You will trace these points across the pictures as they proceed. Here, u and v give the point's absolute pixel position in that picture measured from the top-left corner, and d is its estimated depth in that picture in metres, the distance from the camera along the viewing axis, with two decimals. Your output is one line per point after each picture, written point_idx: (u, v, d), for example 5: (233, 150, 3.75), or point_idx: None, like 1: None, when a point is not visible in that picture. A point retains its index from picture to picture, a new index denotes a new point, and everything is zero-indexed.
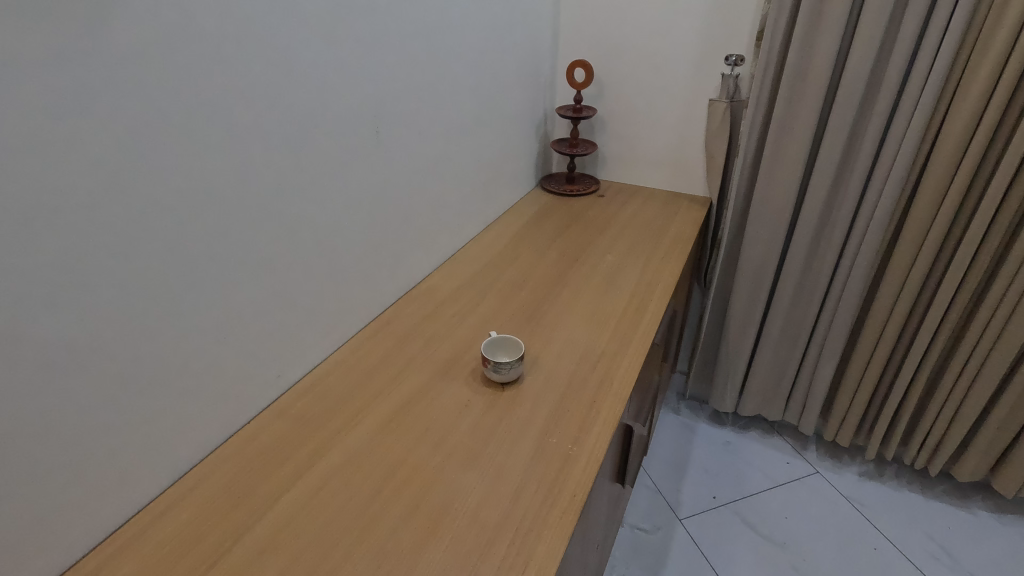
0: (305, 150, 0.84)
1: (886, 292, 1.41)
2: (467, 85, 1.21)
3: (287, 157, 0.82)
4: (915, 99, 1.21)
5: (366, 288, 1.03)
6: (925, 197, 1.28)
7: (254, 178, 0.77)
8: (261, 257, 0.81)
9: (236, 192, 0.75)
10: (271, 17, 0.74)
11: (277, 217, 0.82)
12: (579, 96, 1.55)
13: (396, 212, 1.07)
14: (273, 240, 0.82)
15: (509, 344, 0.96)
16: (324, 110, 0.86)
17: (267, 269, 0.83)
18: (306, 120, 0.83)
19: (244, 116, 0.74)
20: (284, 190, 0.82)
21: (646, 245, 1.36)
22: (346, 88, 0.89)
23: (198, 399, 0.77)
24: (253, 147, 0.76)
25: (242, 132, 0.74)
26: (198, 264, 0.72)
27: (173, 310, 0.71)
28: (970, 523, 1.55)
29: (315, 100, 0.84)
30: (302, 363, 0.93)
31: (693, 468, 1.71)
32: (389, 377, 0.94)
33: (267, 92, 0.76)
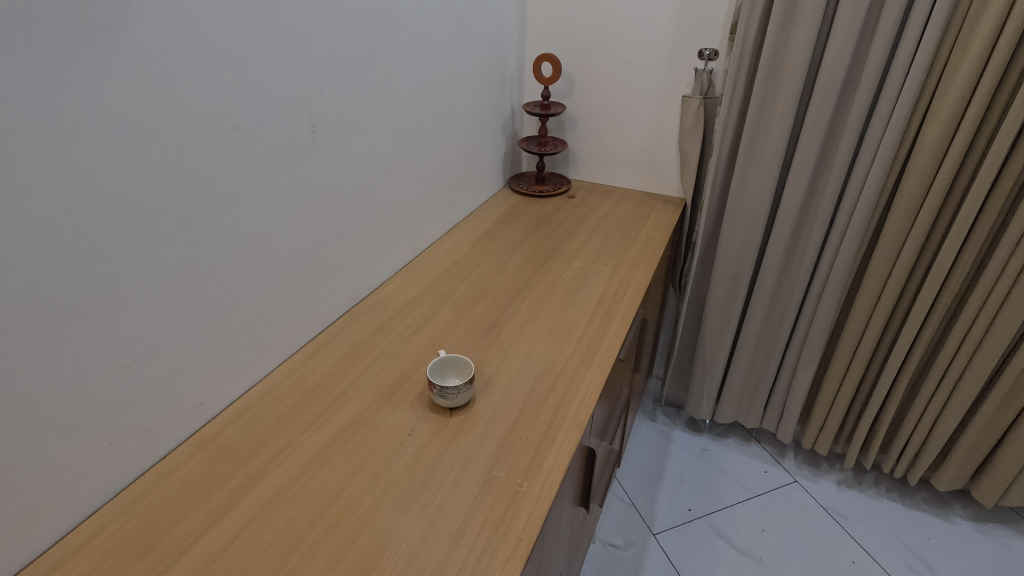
0: (228, 155, 0.76)
1: (866, 295, 1.35)
2: (422, 81, 1.12)
3: (206, 159, 0.73)
4: (895, 95, 1.14)
5: (307, 302, 0.95)
6: (906, 196, 1.22)
7: (165, 184, 0.68)
8: (179, 276, 0.73)
9: (144, 205, 0.67)
10: (182, 8, 0.65)
11: (196, 231, 0.73)
12: (547, 92, 1.48)
13: (341, 220, 0.98)
14: (191, 253, 0.73)
15: (458, 366, 0.88)
16: (250, 111, 0.77)
17: (187, 289, 0.74)
18: (228, 121, 0.74)
19: (150, 116, 0.65)
20: (204, 197, 0.73)
21: (616, 250, 1.29)
22: (275, 83, 0.80)
23: (104, 437, 0.68)
24: (162, 151, 0.67)
25: (146, 131, 0.65)
26: (97, 288, 0.64)
27: (66, 340, 0.62)
28: (950, 533, 1.51)
29: (239, 100, 0.75)
30: (232, 387, 0.84)
31: (669, 477, 1.65)
32: (328, 401, 0.86)
33: (177, 92, 0.67)
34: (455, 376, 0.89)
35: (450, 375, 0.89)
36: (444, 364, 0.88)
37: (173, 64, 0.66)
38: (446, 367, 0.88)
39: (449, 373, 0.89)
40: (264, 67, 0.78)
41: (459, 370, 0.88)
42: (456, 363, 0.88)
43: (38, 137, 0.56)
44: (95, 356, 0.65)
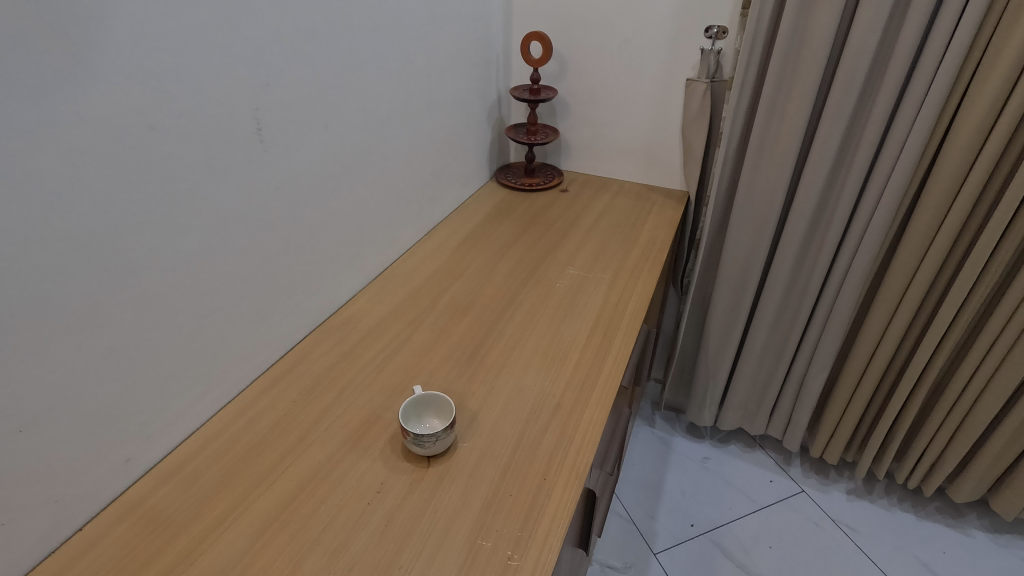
0: (148, 162, 0.62)
1: (886, 299, 1.24)
2: (393, 65, 0.98)
3: (113, 168, 0.58)
4: (928, 79, 1.01)
5: (260, 327, 0.82)
6: (936, 193, 1.10)
7: (55, 200, 0.54)
8: (89, 313, 0.59)
9: (32, 232, 0.53)
10: None
11: (107, 257, 0.60)
12: (536, 75, 1.33)
13: (300, 230, 0.85)
14: (101, 284, 0.60)
15: (438, 407, 0.76)
16: (174, 107, 0.63)
17: (100, 329, 0.60)
18: (142, 119, 0.60)
19: (29, 117, 0.51)
20: (113, 213, 0.59)
21: (614, 253, 1.16)
22: (205, 69, 0.65)
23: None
24: (50, 161, 0.53)
25: (24, 136, 0.51)
26: None
27: None
28: (966, 546, 1.43)
29: (157, 93, 0.61)
30: (168, 435, 0.72)
31: (669, 490, 1.56)
32: (284, 448, 0.73)
33: (65, 85, 0.53)
34: (435, 420, 0.77)
35: (429, 418, 0.77)
36: (422, 405, 0.76)
37: (52, 47, 0.52)
38: (425, 408, 0.77)
39: (428, 416, 0.77)
40: (188, 50, 0.63)
41: (441, 412, 0.76)
42: (436, 403, 0.76)
43: None
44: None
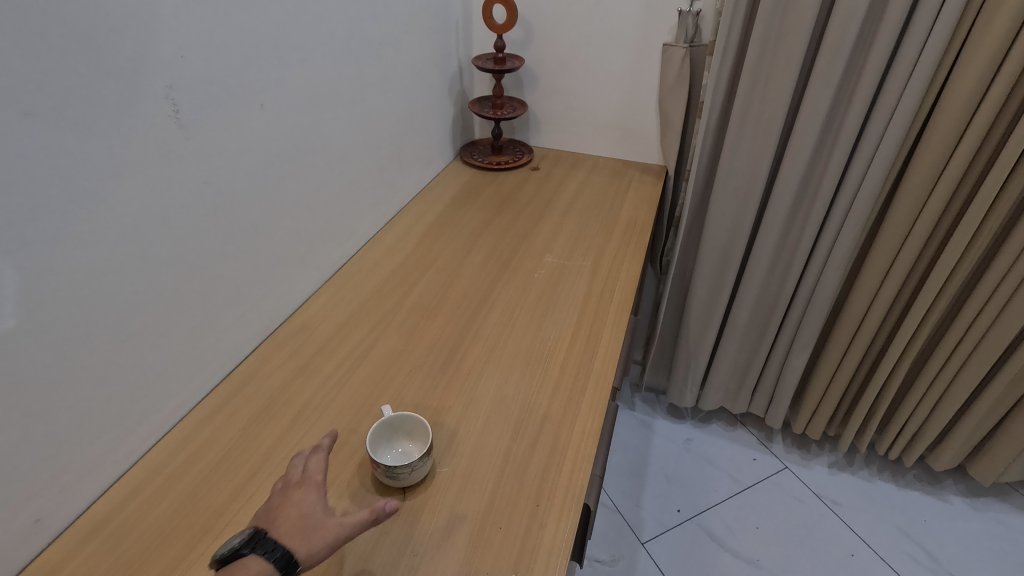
0: (31, 161, 0.49)
1: (871, 274, 1.20)
2: (338, 32, 0.85)
3: None
4: (923, 39, 0.94)
5: (199, 345, 0.70)
6: (925, 162, 1.04)
7: None
8: None
9: None
10: None
11: None
12: (501, 43, 1.21)
13: (239, 229, 0.73)
14: None
15: (412, 432, 0.68)
16: (61, 89, 0.50)
17: None
18: (15, 104, 0.47)
19: None
20: None
21: (594, 237, 1.08)
22: (87, 34, 0.52)
23: None
24: None
25: None
26: None
27: None
28: (945, 512, 1.44)
29: (33, 72, 0.48)
30: (91, 483, 0.61)
31: (653, 475, 1.51)
32: (230, 494, 0.64)
33: None
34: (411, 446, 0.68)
35: (405, 443, 0.68)
36: (393, 428, 0.68)
37: None
38: (398, 432, 0.68)
39: (401, 440, 0.68)
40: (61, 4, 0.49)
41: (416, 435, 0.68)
42: (408, 424, 0.68)
43: None
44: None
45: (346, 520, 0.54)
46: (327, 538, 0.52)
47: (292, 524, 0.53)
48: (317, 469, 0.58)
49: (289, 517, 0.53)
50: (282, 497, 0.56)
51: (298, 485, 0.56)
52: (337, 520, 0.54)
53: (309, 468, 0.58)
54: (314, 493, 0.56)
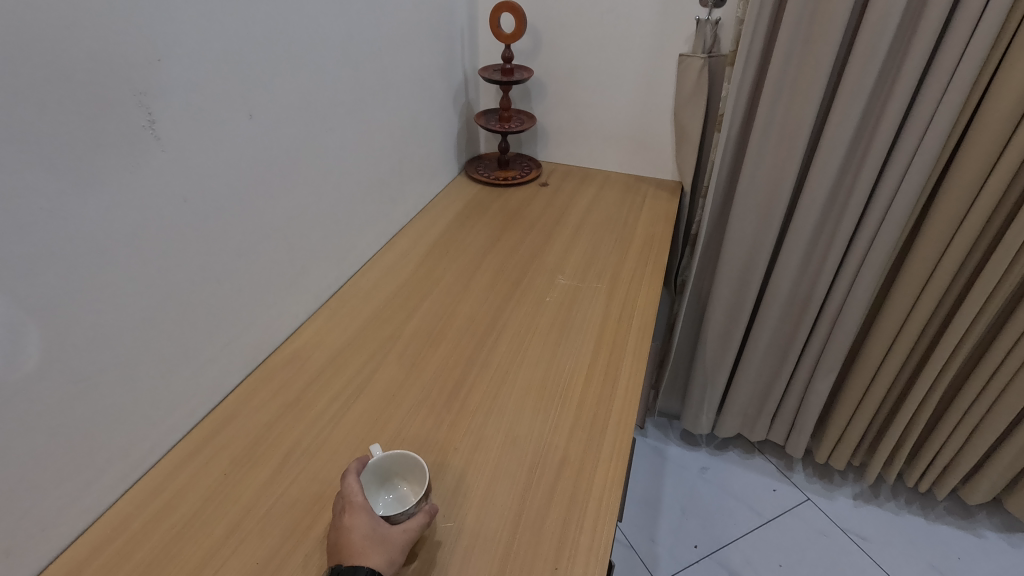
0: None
1: (903, 295, 1.13)
2: (335, 36, 0.79)
3: None
4: (962, 47, 0.88)
5: (177, 380, 0.64)
6: (963, 177, 0.98)
7: None
8: None
9: None
10: None
11: None
12: (509, 53, 1.15)
13: (224, 249, 0.66)
14: None
15: (395, 475, 0.61)
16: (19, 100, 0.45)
17: None
18: None
19: None
20: None
21: (608, 256, 1.01)
22: (36, 33, 0.45)
23: None
24: None
25: None
26: None
27: None
28: (980, 549, 1.36)
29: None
30: (47, 539, 0.54)
31: (668, 506, 1.43)
32: (200, 557, 0.56)
33: None
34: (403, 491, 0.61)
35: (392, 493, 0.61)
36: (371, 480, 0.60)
37: None
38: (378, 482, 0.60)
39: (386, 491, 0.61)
40: None
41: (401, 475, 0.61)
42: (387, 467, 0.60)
43: None
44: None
45: (409, 523, 0.53)
46: (399, 545, 0.52)
47: (360, 545, 0.51)
48: (355, 490, 0.55)
49: (354, 541, 0.51)
50: (336, 527, 0.53)
51: (344, 511, 0.54)
52: (399, 528, 0.53)
53: (348, 491, 0.55)
54: (366, 511, 0.53)
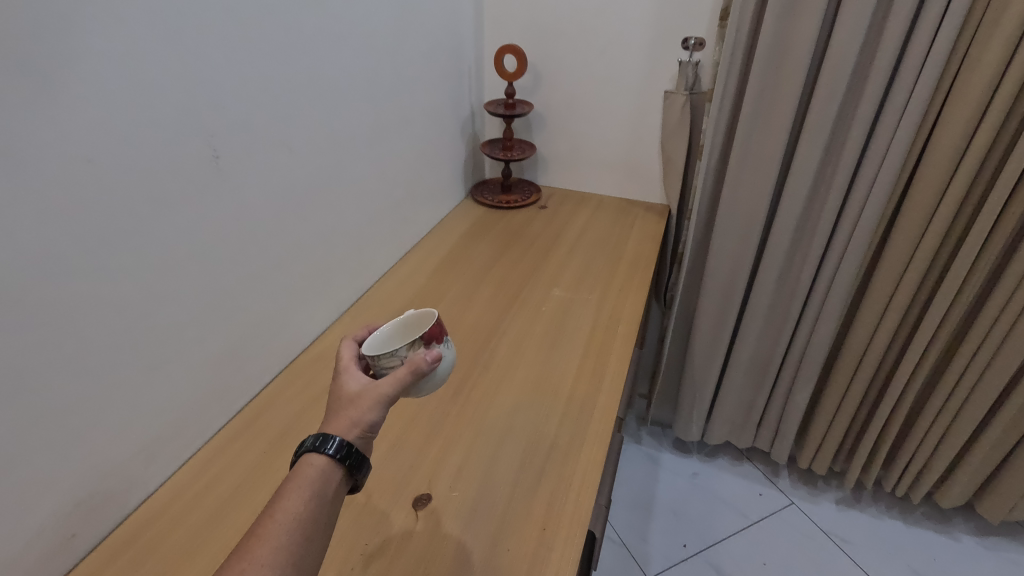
0: (96, 204, 0.55)
1: (871, 309, 1.23)
2: (360, 81, 0.92)
3: (55, 212, 0.52)
4: (909, 89, 1.00)
5: (224, 373, 0.75)
6: (918, 202, 1.09)
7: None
8: (30, 379, 0.52)
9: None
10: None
11: (50, 314, 0.53)
12: (511, 90, 1.28)
13: (265, 263, 0.78)
14: (43, 344, 0.53)
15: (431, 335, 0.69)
16: (124, 145, 0.57)
17: (47, 398, 0.54)
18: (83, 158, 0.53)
19: None
20: (56, 261, 0.53)
21: (599, 271, 1.12)
22: (139, 92, 0.57)
23: None
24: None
25: None
26: None
27: None
28: (955, 551, 1.43)
29: (98, 129, 0.54)
30: (120, 502, 0.65)
31: (659, 509, 1.51)
32: (246, 520, 0.66)
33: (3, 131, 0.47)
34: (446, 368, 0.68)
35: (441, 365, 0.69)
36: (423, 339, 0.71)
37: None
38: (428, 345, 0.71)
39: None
40: (115, 60, 0.54)
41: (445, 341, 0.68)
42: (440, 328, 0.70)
43: None
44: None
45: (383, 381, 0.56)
46: (370, 404, 0.54)
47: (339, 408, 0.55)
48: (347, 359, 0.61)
49: (335, 402, 0.56)
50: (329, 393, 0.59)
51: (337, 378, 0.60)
52: (373, 387, 0.56)
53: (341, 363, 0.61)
54: (353, 372, 0.59)
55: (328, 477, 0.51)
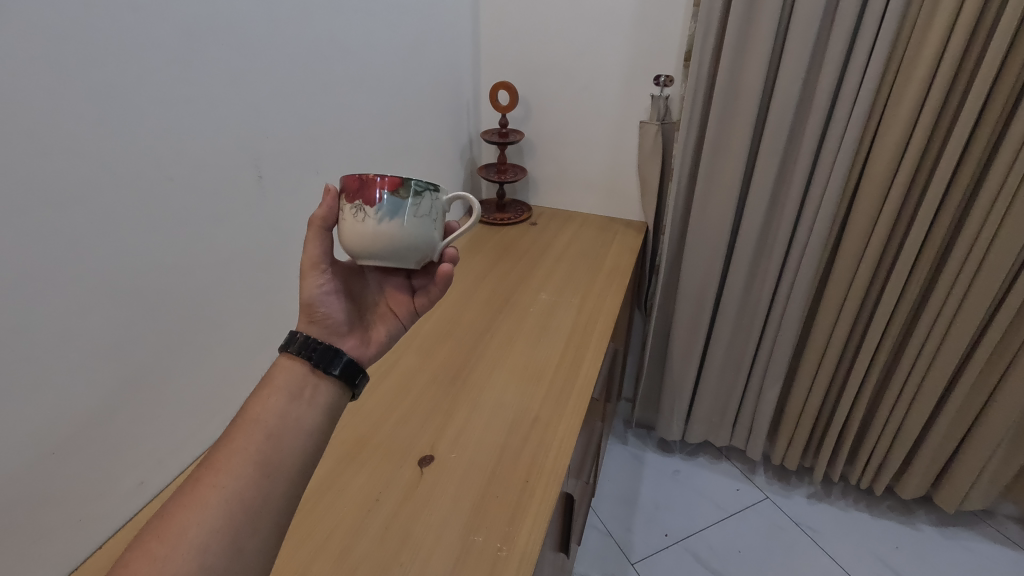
0: (179, 216, 0.71)
1: (827, 313, 1.37)
2: (374, 114, 1.08)
3: (154, 224, 0.67)
4: (845, 120, 1.15)
5: (256, 357, 0.91)
6: (861, 217, 1.24)
7: (118, 258, 0.64)
8: (125, 351, 0.67)
9: (95, 284, 0.62)
10: (126, 72, 0.61)
11: (143, 302, 0.68)
12: (505, 120, 1.45)
13: (290, 266, 0.94)
14: (138, 324, 0.68)
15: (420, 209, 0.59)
16: (201, 169, 0.72)
17: (135, 366, 0.69)
18: (173, 183, 0.69)
19: (100, 188, 0.60)
20: (153, 260, 0.68)
21: (582, 278, 1.27)
22: (214, 131, 0.73)
23: (38, 535, 0.62)
24: (116, 225, 0.63)
25: (98, 203, 0.60)
26: (42, 381, 0.58)
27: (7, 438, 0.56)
28: (917, 540, 1.54)
29: (187, 159, 0.70)
30: (176, 459, 0.79)
31: (643, 502, 1.63)
32: None
33: (129, 163, 0.63)
34: (391, 239, 0.58)
35: (408, 236, 0.59)
36: (437, 205, 0.61)
37: (126, 135, 0.62)
38: (432, 214, 0.61)
39: (414, 232, 0.59)
40: (200, 108, 0.70)
41: (391, 202, 0.58)
42: (417, 187, 0.58)
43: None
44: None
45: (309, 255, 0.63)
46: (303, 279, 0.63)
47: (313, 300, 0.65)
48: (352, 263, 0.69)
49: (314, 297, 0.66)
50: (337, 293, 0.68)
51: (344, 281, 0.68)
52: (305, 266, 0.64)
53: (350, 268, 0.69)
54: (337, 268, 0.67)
55: (298, 378, 0.59)
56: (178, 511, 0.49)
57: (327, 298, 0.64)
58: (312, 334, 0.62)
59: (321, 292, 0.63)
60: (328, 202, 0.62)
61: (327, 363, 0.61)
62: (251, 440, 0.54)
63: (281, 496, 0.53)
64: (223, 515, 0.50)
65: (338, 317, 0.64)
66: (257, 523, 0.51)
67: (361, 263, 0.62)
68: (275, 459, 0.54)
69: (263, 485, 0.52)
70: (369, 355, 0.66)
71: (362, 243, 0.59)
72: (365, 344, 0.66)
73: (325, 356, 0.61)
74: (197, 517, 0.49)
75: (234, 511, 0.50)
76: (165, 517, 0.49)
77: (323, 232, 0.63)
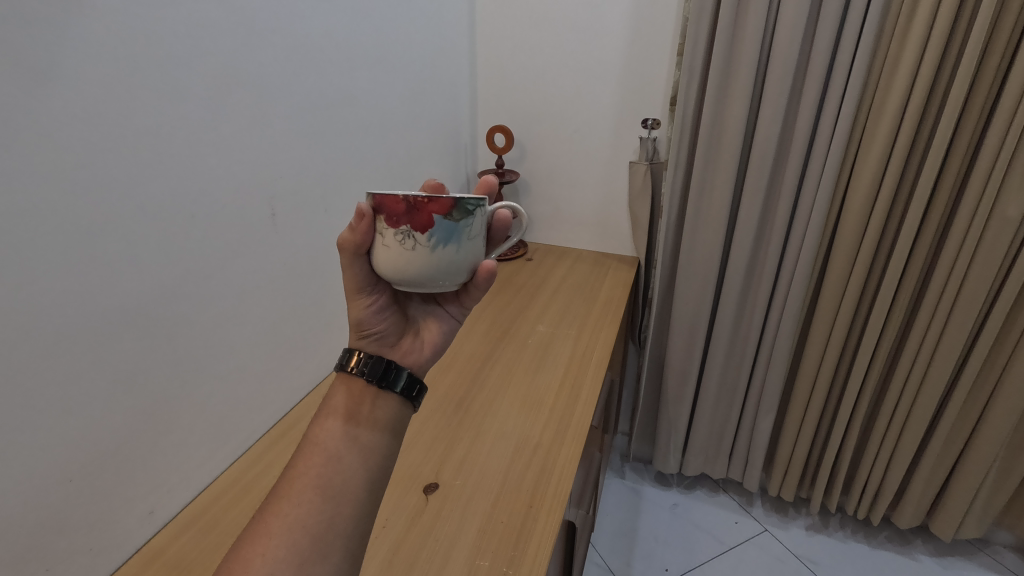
0: (198, 250, 0.74)
1: (816, 342, 1.41)
2: (378, 155, 1.14)
3: (177, 258, 0.71)
4: (823, 159, 1.23)
5: (265, 388, 0.93)
6: (842, 249, 1.30)
7: (142, 290, 0.67)
8: (144, 380, 0.70)
9: (120, 314, 0.65)
10: (159, 118, 0.66)
11: (164, 332, 0.71)
12: (501, 161, 1.51)
13: (299, 300, 0.97)
14: (157, 354, 0.71)
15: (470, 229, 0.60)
16: (221, 207, 0.77)
17: (153, 394, 0.71)
18: (195, 219, 0.73)
19: (129, 224, 0.64)
20: (173, 292, 0.72)
21: (578, 311, 1.31)
22: (234, 171, 0.78)
23: (52, 562, 0.63)
24: (141, 259, 0.67)
25: (127, 238, 0.64)
26: (69, 408, 0.61)
27: (32, 463, 0.58)
28: (916, 571, 1.54)
29: (208, 198, 0.74)
30: (183, 490, 0.80)
31: (643, 537, 1.63)
32: None
33: (157, 201, 0.67)
34: (446, 262, 0.60)
35: (462, 258, 0.61)
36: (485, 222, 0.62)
37: (156, 175, 0.67)
38: (480, 232, 0.62)
39: (466, 254, 0.61)
40: (222, 151, 0.76)
41: (444, 227, 0.58)
42: (467, 209, 0.58)
43: (27, 264, 0.55)
44: (11, 482, 0.56)
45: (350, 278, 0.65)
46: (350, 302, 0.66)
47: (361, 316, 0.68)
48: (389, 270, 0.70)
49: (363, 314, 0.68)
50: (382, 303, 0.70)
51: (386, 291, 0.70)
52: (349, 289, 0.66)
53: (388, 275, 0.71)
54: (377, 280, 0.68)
55: (355, 398, 0.62)
56: (249, 542, 0.53)
57: (376, 314, 0.67)
58: (369, 350, 0.66)
59: (369, 311, 0.66)
60: (362, 225, 0.60)
61: (380, 379, 0.63)
62: (312, 465, 0.57)
63: (344, 518, 0.55)
64: (285, 543, 0.52)
65: (388, 330, 0.67)
66: (324, 549, 0.53)
67: (400, 287, 0.63)
68: (336, 483, 0.56)
69: (325, 510, 0.55)
70: (427, 357, 0.70)
71: (411, 269, 0.60)
72: (420, 348, 0.70)
73: (377, 371, 0.63)
74: (267, 546, 0.52)
75: (299, 538, 0.53)
76: (241, 549, 0.53)
77: (357, 257, 0.63)
